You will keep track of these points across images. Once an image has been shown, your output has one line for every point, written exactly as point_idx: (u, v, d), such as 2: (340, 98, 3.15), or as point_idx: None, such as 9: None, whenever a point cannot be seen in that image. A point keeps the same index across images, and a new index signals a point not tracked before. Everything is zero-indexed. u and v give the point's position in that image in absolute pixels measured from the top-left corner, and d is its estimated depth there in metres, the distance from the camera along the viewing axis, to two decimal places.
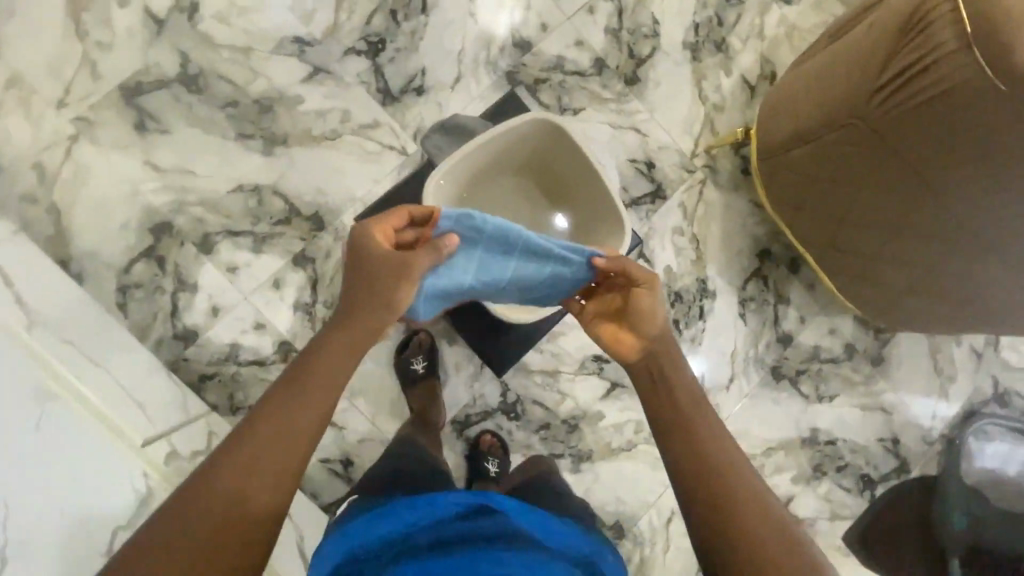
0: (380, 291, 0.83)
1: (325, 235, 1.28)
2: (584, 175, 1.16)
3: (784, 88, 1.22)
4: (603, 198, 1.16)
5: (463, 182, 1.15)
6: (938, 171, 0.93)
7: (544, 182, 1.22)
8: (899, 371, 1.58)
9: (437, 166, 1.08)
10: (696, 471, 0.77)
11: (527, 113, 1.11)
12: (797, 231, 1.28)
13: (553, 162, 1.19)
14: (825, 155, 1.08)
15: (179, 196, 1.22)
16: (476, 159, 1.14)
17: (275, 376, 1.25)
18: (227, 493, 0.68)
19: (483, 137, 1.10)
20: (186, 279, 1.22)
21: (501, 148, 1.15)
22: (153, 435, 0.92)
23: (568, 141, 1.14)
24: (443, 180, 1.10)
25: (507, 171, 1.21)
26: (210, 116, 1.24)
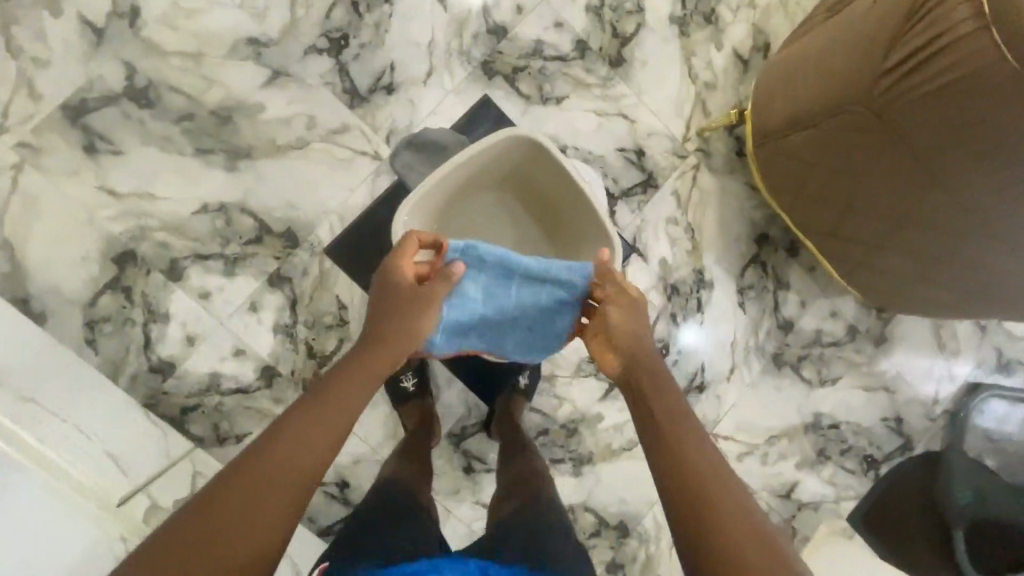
0: (411, 310, 0.85)
1: (300, 252, 1.21)
2: (569, 191, 1.07)
3: (783, 69, 1.13)
4: (591, 219, 1.06)
5: (437, 206, 1.06)
6: (941, 157, 0.88)
7: (526, 195, 1.13)
8: (902, 348, 1.54)
9: (405, 198, 0.98)
10: (683, 485, 0.70)
11: (504, 129, 1.00)
12: (794, 219, 1.22)
13: (537, 176, 1.09)
14: (826, 142, 1.01)
15: (141, 221, 1.15)
16: (451, 181, 1.04)
17: (261, 403, 1.20)
18: (255, 483, 0.64)
19: (456, 159, 0.99)
20: (157, 309, 1.15)
21: (477, 166, 1.05)
22: (128, 491, 0.88)
23: (551, 156, 1.03)
24: (413, 213, 1.01)
25: (486, 186, 1.11)
26: (165, 132, 1.15)
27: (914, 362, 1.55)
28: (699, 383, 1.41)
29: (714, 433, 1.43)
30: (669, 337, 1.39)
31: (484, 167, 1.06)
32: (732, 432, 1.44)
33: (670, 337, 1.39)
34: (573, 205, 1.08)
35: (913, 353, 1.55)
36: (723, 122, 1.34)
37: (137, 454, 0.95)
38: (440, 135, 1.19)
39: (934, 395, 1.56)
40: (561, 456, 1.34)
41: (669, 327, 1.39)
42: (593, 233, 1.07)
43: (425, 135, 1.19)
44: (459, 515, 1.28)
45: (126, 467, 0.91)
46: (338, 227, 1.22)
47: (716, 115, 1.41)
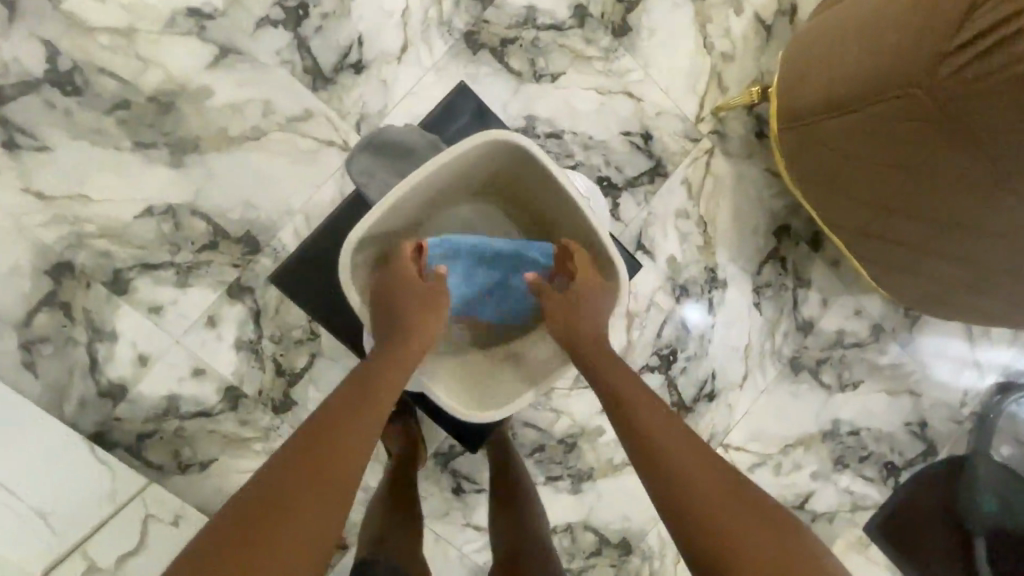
0: (423, 304, 0.86)
1: (262, 258, 1.07)
2: (559, 203, 0.92)
3: (822, 36, 0.95)
4: (587, 237, 0.93)
5: (404, 219, 0.92)
6: (981, 171, 0.78)
7: (509, 199, 1.00)
8: (930, 339, 1.42)
9: (363, 215, 0.84)
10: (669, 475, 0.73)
11: (475, 134, 0.83)
12: (824, 212, 1.08)
13: (521, 180, 0.94)
14: (869, 130, 0.86)
15: (76, 227, 1.00)
16: (415, 196, 0.89)
17: (226, 426, 1.08)
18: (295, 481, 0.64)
19: (417, 175, 0.83)
20: (102, 326, 1.02)
21: (447, 175, 0.89)
22: (55, 561, 0.82)
23: (535, 162, 0.87)
24: (375, 227, 0.87)
25: (461, 191, 0.97)
26: (98, 123, 1.00)
27: (943, 353, 1.42)
28: (709, 391, 1.29)
29: (725, 443, 1.31)
30: (677, 342, 1.26)
31: (459, 173, 0.91)
32: (745, 442, 1.32)
33: (679, 342, 1.26)
34: (566, 217, 0.94)
35: (942, 339, 1.42)
36: (742, 101, 1.16)
37: (75, 502, 0.86)
38: (405, 136, 0.97)
39: (965, 386, 1.44)
40: (559, 474, 1.24)
41: (677, 332, 1.26)
42: (591, 252, 0.94)
43: (386, 135, 0.97)
44: (448, 539, 1.18)
45: (55, 528, 0.83)
46: (304, 229, 1.08)
47: (734, 90, 1.24)
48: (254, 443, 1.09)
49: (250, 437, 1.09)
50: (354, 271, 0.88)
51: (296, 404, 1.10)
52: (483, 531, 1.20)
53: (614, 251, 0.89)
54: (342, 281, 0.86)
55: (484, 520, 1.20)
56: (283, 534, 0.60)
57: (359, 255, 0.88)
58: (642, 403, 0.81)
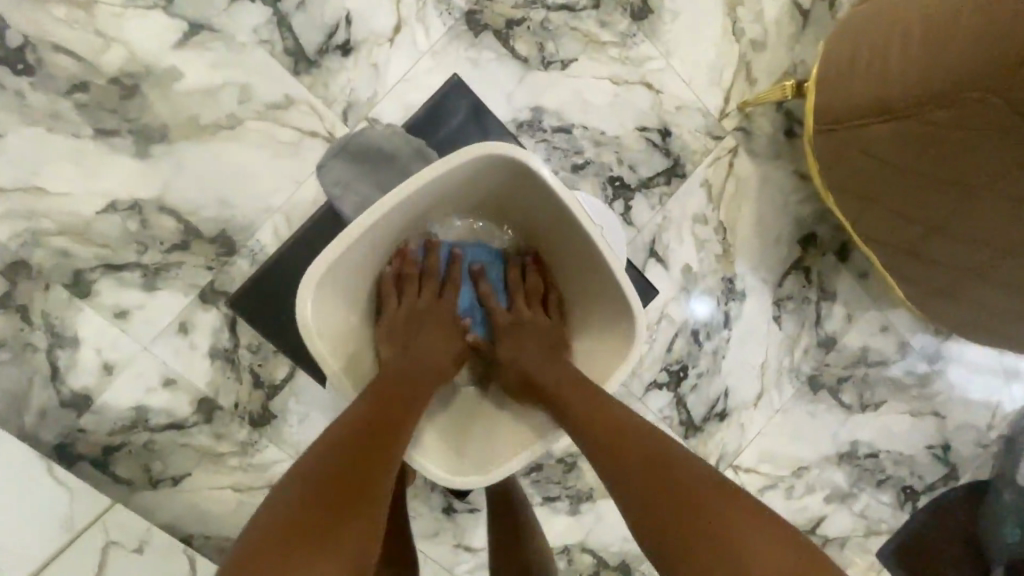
0: (439, 320, 0.86)
1: (238, 261, 0.98)
2: (567, 229, 0.83)
3: (868, 29, 0.84)
4: (588, 266, 0.85)
5: (387, 236, 0.84)
6: None
7: (508, 218, 0.91)
8: (957, 344, 1.30)
9: (343, 230, 0.75)
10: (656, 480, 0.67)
11: (469, 147, 0.76)
12: (858, 229, 0.98)
13: (521, 200, 0.85)
14: (919, 140, 0.76)
15: (32, 224, 0.92)
16: (400, 213, 0.81)
17: (200, 440, 1.00)
18: (326, 494, 0.63)
19: (404, 190, 0.76)
20: (63, 331, 0.93)
21: (438, 191, 0.81)
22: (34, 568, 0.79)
23: (540, 183, 0.79)
24: (356, 245, 0.79)
25: (455, 207, 0.88)
26: (55, 108, 0.91)
27: (974, 368, 1.32)
28: (721, 410, 1.20)
29: (735, 465, 1.22)
30: (688, 358, 1.17)
31: (452, 190, 0.83)
32: (756, 464, 1.23)
33: (689, 358, 1.17)
34: (566, 241, 0.86)
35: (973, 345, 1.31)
36: (774, 97, 1.04)
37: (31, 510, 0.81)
38: (385, 142, 1.00)
39: (997, 403, 1.33)
40: (557, 494, 1.16)
41: (689, 347, 1.16)
42: (600, 286, 0.85)
43: (366, 140, 0.99)
44: (437, 560, 1.11)
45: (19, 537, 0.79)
46: (285, 229, 0.99)
47: (764, 83, 1.12)
48: (230, 458, 1.00)
49: (226, 451, 1.00)
50: (325, 298, 0.80)
51: (275, 417, 1.01)
52: (475, 552, 1.12)
53: (629, 288, 0.80)
54: (297, 310, 0.76)
55: (476, 542, 1.12)
56: (326, 536, 0.60)
57: (332, 281, 0.80)
58: (619, 433, 0.73)
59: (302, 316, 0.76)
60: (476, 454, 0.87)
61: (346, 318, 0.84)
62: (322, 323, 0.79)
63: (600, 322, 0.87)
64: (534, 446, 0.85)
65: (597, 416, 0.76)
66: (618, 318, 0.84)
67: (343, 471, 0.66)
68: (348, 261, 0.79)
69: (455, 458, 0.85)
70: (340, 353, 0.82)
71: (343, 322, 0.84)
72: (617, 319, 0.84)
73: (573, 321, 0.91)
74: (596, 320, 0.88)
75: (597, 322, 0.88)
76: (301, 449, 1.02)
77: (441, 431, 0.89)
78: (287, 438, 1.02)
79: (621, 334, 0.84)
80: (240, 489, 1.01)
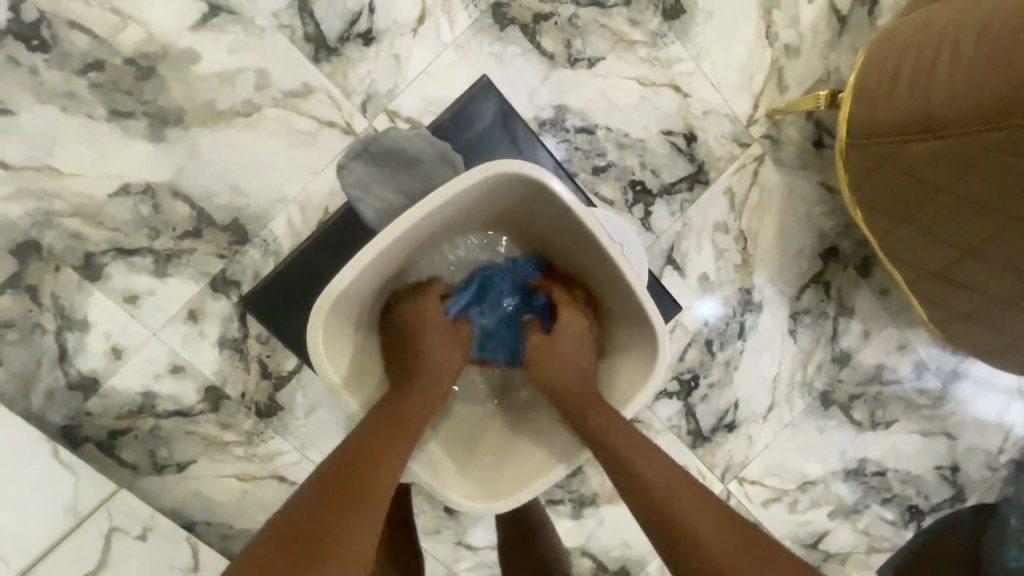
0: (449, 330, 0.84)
1: (250, 250, 0.97)
2: (591, 252, 0.80)
3: (915, 40, 0.80)
4: (609, 286, 0.82)
5: (405, 253, 0.81)
6: None
7: (527, 234, 0.87)
8: (977, 365, 1.26)
9: (361, 250, 0.72)
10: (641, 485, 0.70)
11: (492, 164, 0.72)
12: (887, 247, 0.95)
13: (541, 218, 0.82)
14: (965, 160, 0.73)
15: (43, 204, 0.90)
16: (420, 231, 0.77)
17: (206, 428, 0.99)
18: (326, 499, 0.63)
19: (424, 207, 0.72)
20: (72, 314, 0.92)
21: (457, 208, 0.77)
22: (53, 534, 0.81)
23: (564, 204, 0.76)
24: (374, 264, 0.75)
25: (472, 222, 0.84)
26: (69, 87, 0.89)
27: (987, 387, 1.26)
28: (730, 421, 1.18)
29: (740, 476, 1.21)
30: (700, 368, 1.15)
31: (474, 206, 0.79)
32: (761, 477, 1.21)
33: (701, 368, 1.15)
34: (589, 262, 0.83)
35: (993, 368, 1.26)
36: (806, 106, 1.01)
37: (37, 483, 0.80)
38: (411, 144, 0.84)
39: (1013, 428, 1.28)
40: (560, 497, 1.14)
41: (701, 357, 1.15)
42: (622, 307, 0.83)
43: (387, 141, 0.84)
44: (437, 556, 1.11)
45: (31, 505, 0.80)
46: (298, 220, 0.97)
47: (795, 91, 1.08)
48: (236, 447, 1.00)
49: (231, 441, 1.00)
50: (334, 322, 0.77)
51: (282, 409, 1.01)
52: (476, 551, 1.12)
53: (653, 308, 0.77)
54: (309, 339, 0.74)
55: (477, 540, 1.12)
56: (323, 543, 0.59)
57: (341, 305, 0.77)
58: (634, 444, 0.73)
59: (313, 344, 0.74)
60: (488, 477, 0.85)
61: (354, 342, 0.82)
62: (329, 342, 0.76)
63: (621, 344, 0.85)
64: (548, 476, 0.82)
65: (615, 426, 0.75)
66: (642, 342, 0.81)
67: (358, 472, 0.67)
68: (363, 278, 0.76)
69: (466, 480, 0.84)
70: (349, 380, 0.80)
71: (352, 344, 0.82)
72: (640, 343, 0.82)
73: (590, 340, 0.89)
74: (614, 339, 0.86)
75: (614, 333, 0.86)
76: (306, 441, 1.02)
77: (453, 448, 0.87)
78: (292, 430, 1.01)
79: (643, 359, 0.82)
80: (244, 478, 1.01)
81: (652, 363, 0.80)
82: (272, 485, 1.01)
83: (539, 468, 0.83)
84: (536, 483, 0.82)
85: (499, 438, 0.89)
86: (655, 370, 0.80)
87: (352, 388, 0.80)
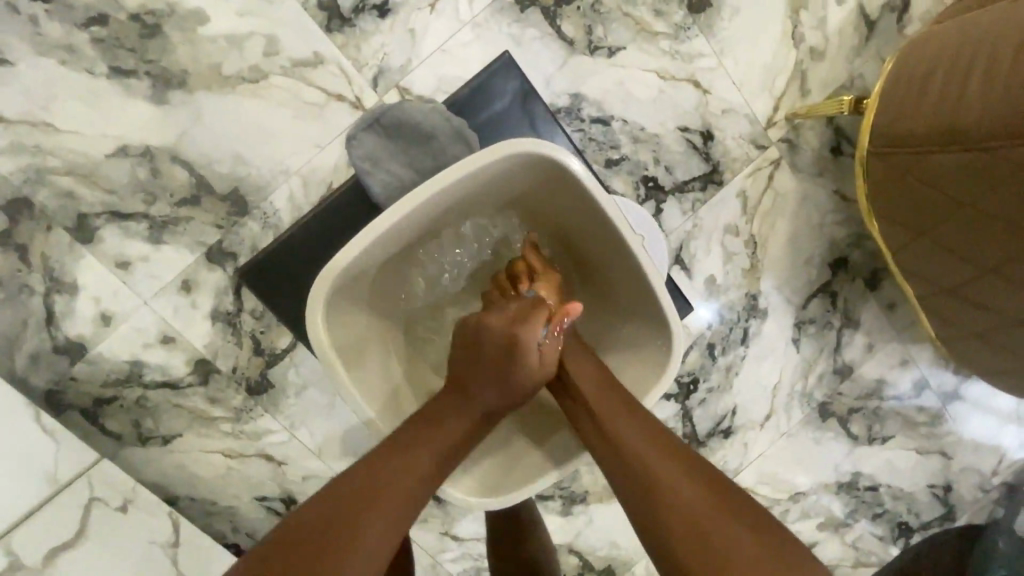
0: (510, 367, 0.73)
1: (249, 222, 0.94)
2: (608, 242, 0.78)
3: (950, 47, 0.78)
4: (624, 279, 0.80)
5: (416, 231, 0.78)
6: None
7: (543, 221, 0.85)
8: (976, 385, 1.24)
9: (372, 222, 0.69)
10: (642, 475, 0.64)
11: (514, 141, 0.69)
12: (901, 259, 0.93)
13: (557, 205, 0.80)
14: (989, 173, 0.71)
15: (36, 160, 0.87)
16: (433, 209, 0.75)
17: (193, 402, 0.96)
18: (372, 478, 0.63)
19: (438, 182, 0.69)
20: (62, 276, 0.89)
21: (473, 186, 0.75)
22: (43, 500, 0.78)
23: (585, 189, 0.73)
24: (384, 238, 0.73)
25: (485, 206, 0.82)
26: (70, 40, 0.86)
27: (983, 407, 1.24)
28: (726, 427, 1.17)
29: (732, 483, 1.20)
30: (700, 371, 1.13)
31: (491, 186, 0.76)
32: (754, 485, 1.20)
33: (701, 371, 1.13)
34: (605, 252, 0.80)
35: (992, 389, 1.24)
36: (828, 110, 0.98)
37: (26, 446, 0.77)
38: (425, 118, 0.81)
39: (1008, 451, 1.26)
40: (550, 493, 1.12)
41: (701, 360, 1.13)
42: (635, 304, 0.81)
43: (401, 114, 0.81)
44: (423, 545, 1.10)
45: (20, 471, 0.76)
46: (301, 194, 0.95)
47: (817, 95, 1.06)
48: (223, 423, 0.98)
49: (219, 416, 0.97)
50: (336, 296, 0.74)
51: (273, 386, 0.98)
52: (461, 542, 1.11)
53: (669, 304, 0.75)
54: (308, 314, 0.72)
55: (463, 532, 1.10)
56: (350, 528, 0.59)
57: (344, 280, 0.74)
58: (640, 439, 0.67)
59: (313, 319, 0.72)
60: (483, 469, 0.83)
61: (364, 324, 0.81)
62: (329, 317, 0.74)
63: (631, 340, 0.83)
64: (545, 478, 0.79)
65: (621, 412, 0.71)
66: (655, 338, 0.79)
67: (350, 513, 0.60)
68: (369, 254, 0.73)
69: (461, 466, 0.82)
70: (349, 363, 0.77)
71: (354, 322, 0.79)
72: (651, 341, 0.80)
73: (600, 335, 0.87)
74: (623, 334, 0.84)
75: (624, 331, 0.84)
76: (296, 421, 0.99)
77: None
78: (282, 409, 0.99)
79: (654, 356, 0.79)
80: (230, 455, 0.99)
81: (664, 363, 0.78)
82: (257, 463, 0.99)
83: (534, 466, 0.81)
84: (530, 483, 0.79)
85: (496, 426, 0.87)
86: (665, 371, 0.78)
87: (353, 370, 0.78)
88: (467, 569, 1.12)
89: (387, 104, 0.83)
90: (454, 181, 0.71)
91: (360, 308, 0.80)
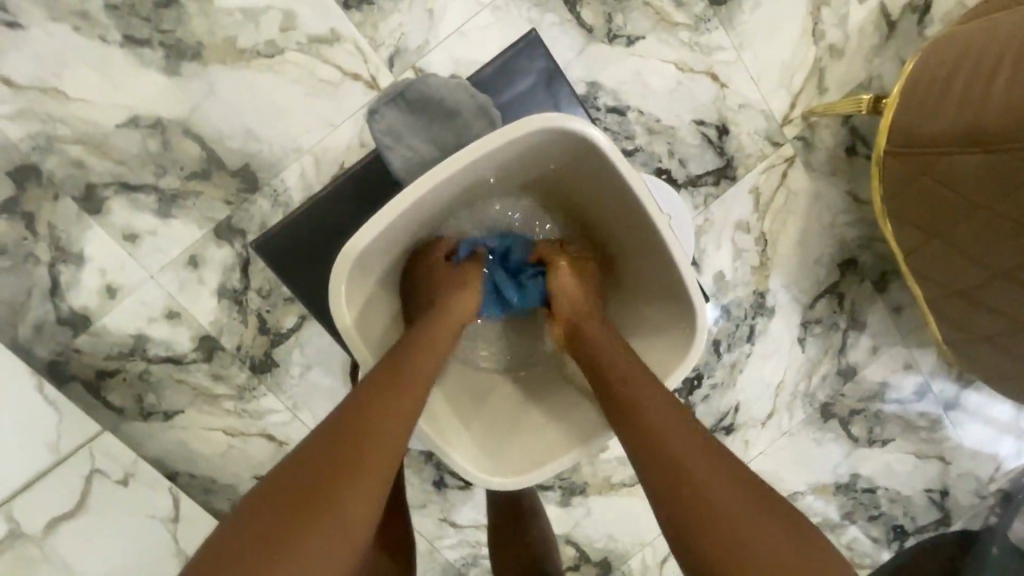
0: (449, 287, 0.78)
1: (259, 199, 0.93)
2: (630, 217, 0.77)
3: (975, 46, 0.77)
4: (646, 259, 0.80)
5: (438, 209, 0.78)
6: None
7: (567, 201, 0.85)
8: (977, 392, 1.24)
9: (395, 200, 0.68)
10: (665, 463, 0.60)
11: (543, 118, 0.68)
12: (914, 260, 0.93)
13: (583, 185, 0.79)
14: (1009, 175, 0.70)
15: (46, 127, 0.86)
16: (457, 186, 0.74)
17: (197, 379, 0.96)
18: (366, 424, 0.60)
19: (461, 159, 0.68)
20: (69, 246, 0.88)
21: (499, 163, 0.74)
22: (43, 471, 0.77)
23: (612, 169, 0.72)
24: (407, 216, 0.72)
25: (510, 184, 0.82)
26: (84, 6, 0.84)
27: (983, 413, 1.24)
28: (728, 424, 1.17)
29: None
30: (705, 367, 1.13)
31: (516, 163, 0.76)
32: None
33: (705, 367, 1.13)
34: (629, 233, 0.80)
35: (992, 396, 1.24)
36: (845, 109, 0.97)
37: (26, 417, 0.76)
38: (448, 94, 0.80)
39: (1005, 459, 1.26)
40: (550, 483, 1.12)
41: (706, 356, 1.13)
42: (657, 286, 0.80)
43: (423, 89, 0.80)
44: (421, 531, 1.10)
45: (21, 441, 0.75)
46: (312, 172, 0.94)
47: (834, 93, 1.05)
48: (226, 400, 0.97)
49: (223, 394, 0.97)
50: (358, 279, 0.74)
51: (277, 365, 0.98)
52: (459, 529, 1.11)
53: (693, 287, 0.75)
54: (332, 301, 0.71)
55: (462, 519, 1.10)
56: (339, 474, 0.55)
57: (366, 262, 0.73)
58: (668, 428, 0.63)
59: (337, 306, 0.71)
60: (497, 449, 0.81)
61: (389, 311, 0.81)
62: (352, 301, 0.74)
63: (652, 324, 0.82)
64: (563, 460, 0.79)
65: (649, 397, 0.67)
66: (678, 322, 0.79)
67: (341, 464, 0.56)
68: (391, 233, 0.72)
69: (477, 447, 0.81)
70: (375, 349, 0.77)
71: (374, 304, 0.79)
72: (672, 324, 0.80)
73: (620, 318, 0.87)
74: (644, 318, 0.84)
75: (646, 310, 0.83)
76: (298, 402, 0.99)
77: (468, 420, 0.83)
78: (285, 389, 0.98)
79: (677, 336, 0.79)
80: (232, 433, 0.98)
81: (687, 347, 0.77)
82: (259, 443, 0.99)
83: (553, 449, 0.80)
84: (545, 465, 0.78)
85: (510, 408, 0.86)
86: (688, 354, 0.77)
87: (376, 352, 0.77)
88: (465, 556, 1.12)
89: (408, 79, 0.82)
90: (482, 157, 0.70)
91: (382, 292, 0.81)
